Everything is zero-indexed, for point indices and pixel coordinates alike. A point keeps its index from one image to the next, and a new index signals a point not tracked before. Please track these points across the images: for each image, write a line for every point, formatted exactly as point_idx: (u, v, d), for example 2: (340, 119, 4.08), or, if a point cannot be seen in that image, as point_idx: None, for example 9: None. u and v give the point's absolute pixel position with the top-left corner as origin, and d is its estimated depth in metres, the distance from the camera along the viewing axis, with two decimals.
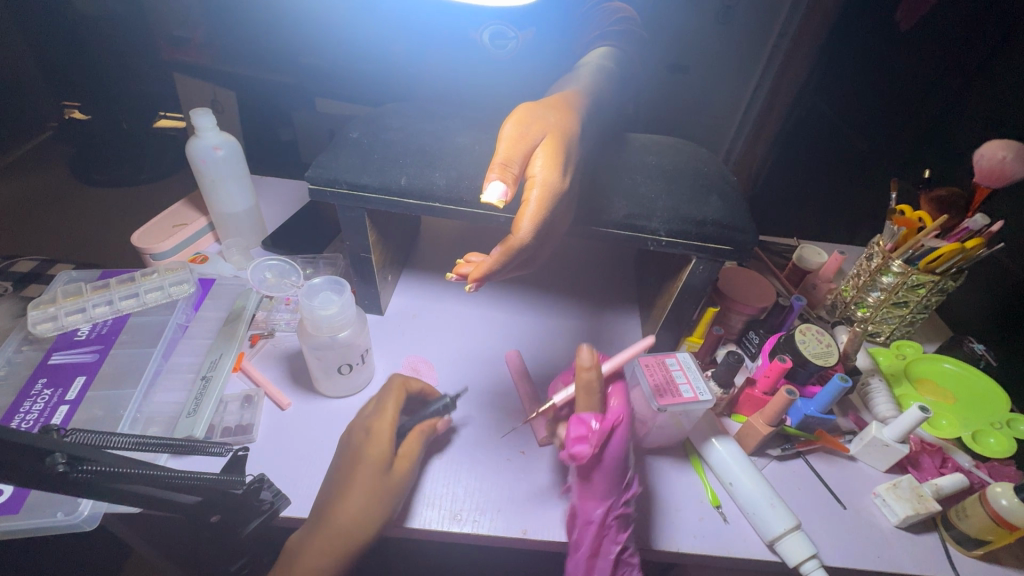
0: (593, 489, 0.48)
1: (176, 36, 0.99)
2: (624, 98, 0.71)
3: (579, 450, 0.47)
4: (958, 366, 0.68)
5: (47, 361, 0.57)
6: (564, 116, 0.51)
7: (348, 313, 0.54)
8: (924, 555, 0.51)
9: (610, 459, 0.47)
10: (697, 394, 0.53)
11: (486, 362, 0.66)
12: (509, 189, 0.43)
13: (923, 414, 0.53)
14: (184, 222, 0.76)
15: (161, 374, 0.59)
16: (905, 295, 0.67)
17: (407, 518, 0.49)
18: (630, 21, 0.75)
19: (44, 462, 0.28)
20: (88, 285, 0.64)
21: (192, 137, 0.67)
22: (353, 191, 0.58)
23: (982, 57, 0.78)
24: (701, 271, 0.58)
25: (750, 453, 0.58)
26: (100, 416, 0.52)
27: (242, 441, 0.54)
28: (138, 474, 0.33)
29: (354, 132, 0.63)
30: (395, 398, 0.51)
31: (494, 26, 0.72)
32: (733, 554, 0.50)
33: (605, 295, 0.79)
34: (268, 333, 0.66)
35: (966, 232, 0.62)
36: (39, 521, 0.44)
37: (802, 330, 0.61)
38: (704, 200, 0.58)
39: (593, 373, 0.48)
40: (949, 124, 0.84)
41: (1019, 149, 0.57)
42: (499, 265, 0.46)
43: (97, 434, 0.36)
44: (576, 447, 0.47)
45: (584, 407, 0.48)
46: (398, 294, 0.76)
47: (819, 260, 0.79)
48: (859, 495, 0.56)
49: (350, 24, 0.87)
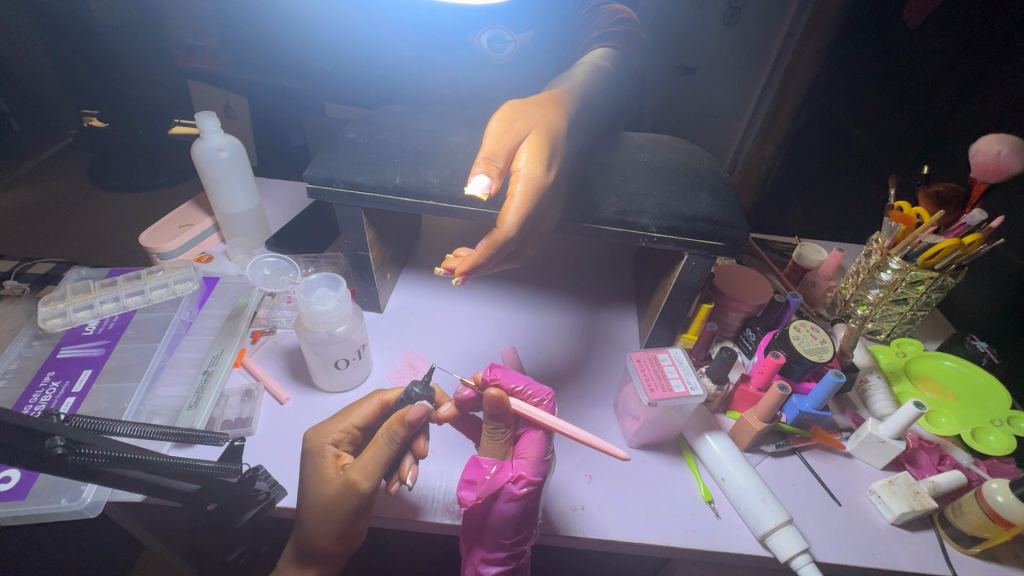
0: (483, 539, 0.48)
1: (190, 44, 1.01)
2: (621, 98, 0.72)
3: (464, 494, 0.47)
4: (958, 363, 0.67)
5: (56, 355, 0.59)
6: (551, 114, 0.52)
7: (344, 309, 0.56)
8: (920, 552, 0.51)
9: (496, 515, 0.46)
10: (688, 389, 0.53)
11: (481, 358, 0.67)
12: (493, 183, 0.44)
13: (918, 409, 0.53)
14: (190, 222, 0.78)
15: (165, 369, 0.61)
16: (904, 292, 0.66)
17: (401, 509, 0.50)
18: (628, 23, 0.76)
19: (44, 445, 0.29)
20: (96, 283, 0.66)
21: (197, 140, 0.69)
22: (350, 190, 0.59)
23: (993, 54, 0.74)
24: (694, 267, 0.59)
25: (744, 449, 0.58)
26: (104, 407, 0.54)
27: (241, 433, 0.55)
28: (134, 458, 0.34)
29: (352, 133, 0.64)
30: (364, 412, 0.49)
31: (493, 30, 0.73)
32: (725, 548, 0.50)
33: (602, 293, 0.80)
34: (269, 329, 0.68)
35: (965, 228, 0.61)
36: (44, 507, 0.46)
37: (797, 326, 0.61)
38: (695, 197, 0.58)
39: (496, 424, 0.47)
40: (955, 122, 0.80)
41: (1016, 143, 0.56)
42: (484, 259, 0.47)
43: (100, 421, 0.37)
44: (463, 491, 0.48)
45: (487, 453, 0.48)
46: (398, 293, 0.77)
47: (819, 257, 0.79)
48: (855, 492, 0.55)
49: (354, 30, 0.89)
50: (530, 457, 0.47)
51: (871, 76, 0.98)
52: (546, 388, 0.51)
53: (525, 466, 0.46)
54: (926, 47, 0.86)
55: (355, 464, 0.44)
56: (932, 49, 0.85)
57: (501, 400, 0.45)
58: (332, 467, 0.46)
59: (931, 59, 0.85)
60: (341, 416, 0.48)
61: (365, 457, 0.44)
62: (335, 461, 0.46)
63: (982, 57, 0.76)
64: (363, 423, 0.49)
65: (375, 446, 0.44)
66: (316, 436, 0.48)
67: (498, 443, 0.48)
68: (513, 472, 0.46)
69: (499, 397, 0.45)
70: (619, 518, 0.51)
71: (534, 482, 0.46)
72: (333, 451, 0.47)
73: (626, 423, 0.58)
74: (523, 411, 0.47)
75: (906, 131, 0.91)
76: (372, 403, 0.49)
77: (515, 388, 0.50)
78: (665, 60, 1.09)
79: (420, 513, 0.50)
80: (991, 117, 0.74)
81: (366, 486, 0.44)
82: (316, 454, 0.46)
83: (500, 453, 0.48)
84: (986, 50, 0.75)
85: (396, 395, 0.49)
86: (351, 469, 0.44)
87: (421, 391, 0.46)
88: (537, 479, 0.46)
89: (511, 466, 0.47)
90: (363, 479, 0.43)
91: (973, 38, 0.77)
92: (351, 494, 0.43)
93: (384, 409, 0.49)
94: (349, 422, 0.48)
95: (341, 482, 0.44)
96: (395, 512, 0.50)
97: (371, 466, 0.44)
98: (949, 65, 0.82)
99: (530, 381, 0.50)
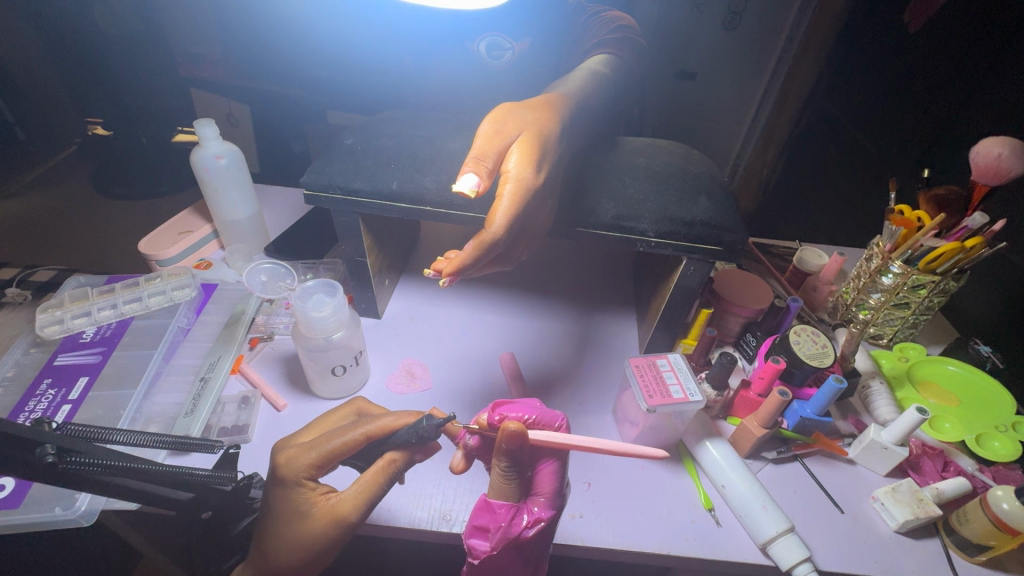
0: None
1: (192, 53, 1.02)
2: (619, 102, 0.72)
3: (476, 544, 0.44)
4: (962, 368, 0.66)
5: (53, 362, 0.59)
6: (545, 118, 0.52)
7: (340, 314, 0.55)
8: (924, 561, 0.50)
9: (509, 556, 0.44)
10: (687, 395, 0.53)
11: (480, 362, 0.67)
12: (482, 181, 0.44)
13: (921, 415, 0.52)
14: (189, 230, 0.78)
15: (162, 376, 0.61)
16: (906, 296, 0.65)
17: (395, 518, 0.50)
18: (627, 31, 0.77)
19: (35, 453, 0.29)
20: (94, 290, 0.67)
21: (196, 146, 0.69)
22: (346, 196, 0.59)
23: (993, 55, 0.74)
24: (692, 271, 0.58)
25: (745, 456, 0.57)
26: (100, 415, 0.53)
27: (237, 441, 0.55)
28: (131, 468, 0.33)
29: (348, 139, 0.64)
30: (340, 443, 0.42)
31: (490, 37, 0.72)
32: (725, 557, 0.49)
33: (601, 297, 0.80)
34: (267, 336, 0.68)
35: (966, 231, 0.60)
36: (38, 516, 0.45)
37: (797, 330, 0.61)
38: (693, 200, 0.58)
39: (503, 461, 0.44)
40: (959, 121, 0.79)
41: (1017, 145, 0.55)
42: (473, 260, 0.47)
43: (102, 428, 0.37)
44: (474, 538, 0.45)
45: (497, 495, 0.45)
46: (397, 298, 0.77)
47: (819, 262, 0.78)
48: (858, 500, 0.55)
49: (354, 37, 0.90)
50: (548, 492, 0.46)
51: (869, 78, 0.98)
52: (556, 412, 0.49)
53: (537, 506, 0.45)
54: (926, 50, 0.86)
55: (345, 494, 0.41)
56: (928, 54, 0.85)
57: (520, 434, 0.42)
58: (311, 500, 0.42)
59: (936, 58, 0.84)
60: (314, 445, 0.42)
61: (358, 489, 0.41)
62: (313, 493, 0.42)
63: (983, 57, 0.75)
64: (336, 455, 0.42)
65: (371, 477, 0.41)
66: (284, 467, 0.42)
67: (512, 485, 0.45)
68: (529, 516, 0.44)
69: (519, 430, 0.42)
70: (619, 528, 0.51)
71: (548, 520, 0.44)
72: (306, 483, 0.42)
73: (626, 430, 0.58)
74: (543, 438, 0.43)
75: (912, 130, 0.89)
76: (356, 434, 0.42)
77: (527, 419, 0.47)
78: (666, 67, 1.09)
79: (418, 521, 0.50)
80: (993, 116, 0.73)
81: (355, 518, 0.41)
82: (289, 487, 0.42)
83: (513, 496, 0.45)
84: (988, 49, 0.75)
85: (389, 423, 0.43)
86: (340, 501, 0.41)
87: (429, 428, 0.41)
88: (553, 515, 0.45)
89: (526, 508, 0.45)
90: (355, 514, 0.41)
91: (976, 39, 0.76)
92: (337, 526, 0.41)
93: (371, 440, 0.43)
94: (325, 453, 0.42)
95: (326, 510, 0.41)
96: (390, 520, 0.49)
97: (364, 500, 0.41)
98: (943, 70, 0.82)
99: (541, 410, 0.48)
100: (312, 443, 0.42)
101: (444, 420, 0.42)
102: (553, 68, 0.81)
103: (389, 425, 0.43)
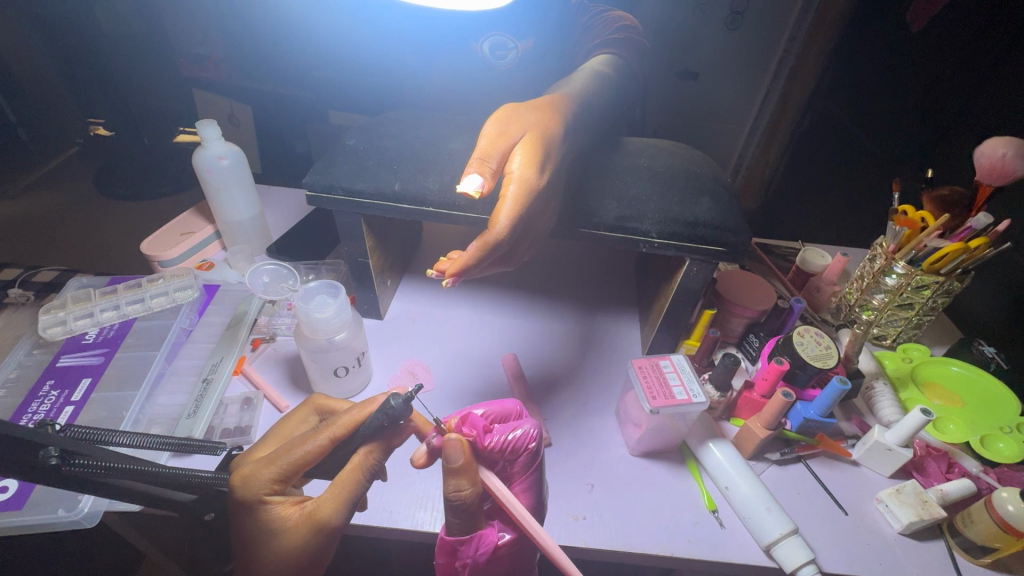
0: None
1: None
2: (622, 103, 0.72)
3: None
4: (965, 369, 0.66)
5: (55, 364, 0.59)
6: (548, 118, 0.52)
7: (343, 316, 0.55)
8: (928, 562, 0.50)
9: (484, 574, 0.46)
10: (690, 396, 0.53)
11: (483, 363, 0.67)
12: (486, 182, 0.44)
13: (925, 417, 0.52)
14: (191, 230, 0.78)
15: (164, 377, 0.61)
16: (910, 296, 0.65)
17: (397, 520, 0.50)
18: (629, 31, 0.76)
19: (37, 456, 0.28)
20: (96, 292, 0.66)
21: (198, 148, 0.69)
22: (349, 198, 0.59)
23: (999, 54, 0.73)
24: (696, 272, 0.58)
25: (748, 457, 0.57)
26: (103, 416, 0.53)
27: (240, 442, 0.55)
28: (137, 470, 0.33)
29: (351, 140, 0.64)
30: (306, 448, 0.41)
31: (494, 37, 0.72)
32: (729, 559, 0.49)
33: (603, 298, 0.80)
34: (269, 337, 0.68)
35: (970, 232, 0.60)
36: (42, 518, 0.45)
37: (801, 331, 0.61)
38: (695, 201, 0.58)
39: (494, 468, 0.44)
40: (964, 122, 0.79)
41: (1021, 145, 0.55)
42: (475, 260, 0.47)
43: (99, 431, 0.37)
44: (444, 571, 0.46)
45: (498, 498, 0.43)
46: (399, 299, 0.77)
47: (823, 262, 0.78)
48: (861, 501, 0.55)
49: (357, 37, 0.90)
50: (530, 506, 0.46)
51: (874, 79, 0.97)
52: (531, 427, 0.46)
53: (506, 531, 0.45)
54: (930, 49, 0.85)
55: (323, 498, 0.41)
56: (932, 53, 0.85)
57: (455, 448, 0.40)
58: (285, 513, 0.40)
59: (940, 58, 0.83)
60: (275, 457, 0.40)
61: (336, 492, 0.41)
62: (284, 506, 0.40)
63: (988, 57, 0.75)
64: (303, 463, 0.41)
65: (347, 476, 0.41)
66: (243, 488, 0.39)
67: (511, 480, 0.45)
68: (494, 539, 0.45)
69: (456, 445, 0.40)
70: (621, 529, 0.50)
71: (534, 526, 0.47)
72: (274, 499, 0.40)
73: (628, 431, 0.58)
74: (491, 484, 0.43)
75: (915, 130, 0.89)
76: (321, 439, 0.41)
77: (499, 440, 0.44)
78: (667, 67, 1.09)
79: (420, 522, 0.50)
80: (998, 117, 0.73)
81: (338, 521, 0.40)
82: (252, 507, 0.39)
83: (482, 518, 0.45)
84: (992, 50, 0.74)
85: (353, 419, 0.42)
86: (317, 506, 0.40)
87: (397, 409, 0.39)
88: (519, 532, 0.45)
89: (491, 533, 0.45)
90: (335, 516, 0.40)
91: (980, 40, 0.76)
92: (319, 533, 0.40)
93: (340, 443, 0.42)
94: (287, 465, 0.40)
95: (305, 519, 0.40)
96: (393, 522, 0.49)
97: (344, 500, 0.41)
98: (950, 70, 0.82)
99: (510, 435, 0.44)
100: (273, 456, 0.40)
101: (410, 396, 0.40)
102: (555, 69, 0.81)
103: (355, 422, 0.42)
